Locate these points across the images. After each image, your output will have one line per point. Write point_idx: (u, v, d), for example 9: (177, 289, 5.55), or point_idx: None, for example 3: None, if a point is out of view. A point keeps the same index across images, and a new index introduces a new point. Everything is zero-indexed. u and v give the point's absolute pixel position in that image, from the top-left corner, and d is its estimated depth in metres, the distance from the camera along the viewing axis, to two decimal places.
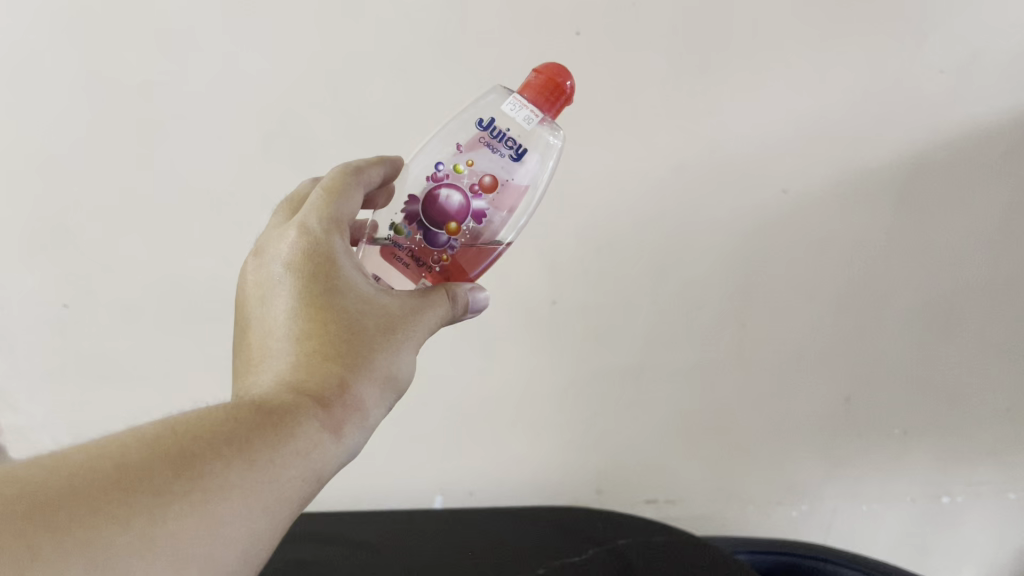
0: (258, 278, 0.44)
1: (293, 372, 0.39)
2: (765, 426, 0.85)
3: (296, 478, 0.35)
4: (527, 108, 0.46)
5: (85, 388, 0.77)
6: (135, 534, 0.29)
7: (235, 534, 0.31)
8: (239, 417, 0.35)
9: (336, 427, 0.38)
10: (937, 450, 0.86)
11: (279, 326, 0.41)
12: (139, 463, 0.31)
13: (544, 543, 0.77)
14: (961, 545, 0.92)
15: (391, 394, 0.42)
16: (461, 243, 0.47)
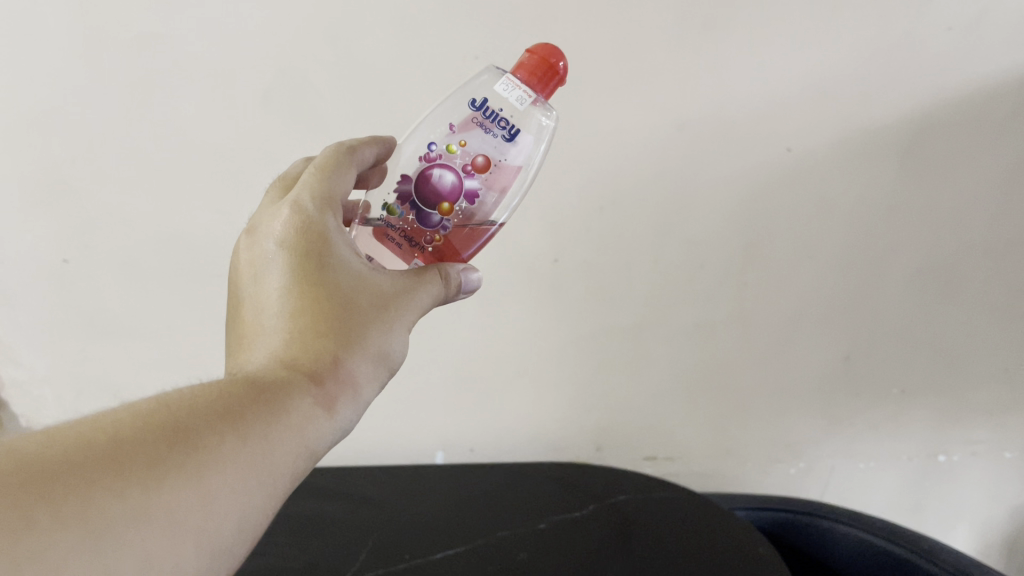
0: (251, 256, 0.43)
1: (286, 348, 0.39)
2: (764, 385, 0.85)
3: (290, 453, 0.35)
4: (521, 89, 0.46)
5: (86, 343, 0.77)
6: (131, 504, 0.28)
7: (230, 510, 0.31)
8: (231, 393, 0.35)
9: (329, 402, 0.38)
10: (935, 409, 0.87)
11: (272, 302, 0.41)
12: (132, 436, 0.30)
13: (545, 498, 0.79)
14: (957, 503, 0.93)
15: (384, 371, 0.42)
16: (454, 223, 0.47)
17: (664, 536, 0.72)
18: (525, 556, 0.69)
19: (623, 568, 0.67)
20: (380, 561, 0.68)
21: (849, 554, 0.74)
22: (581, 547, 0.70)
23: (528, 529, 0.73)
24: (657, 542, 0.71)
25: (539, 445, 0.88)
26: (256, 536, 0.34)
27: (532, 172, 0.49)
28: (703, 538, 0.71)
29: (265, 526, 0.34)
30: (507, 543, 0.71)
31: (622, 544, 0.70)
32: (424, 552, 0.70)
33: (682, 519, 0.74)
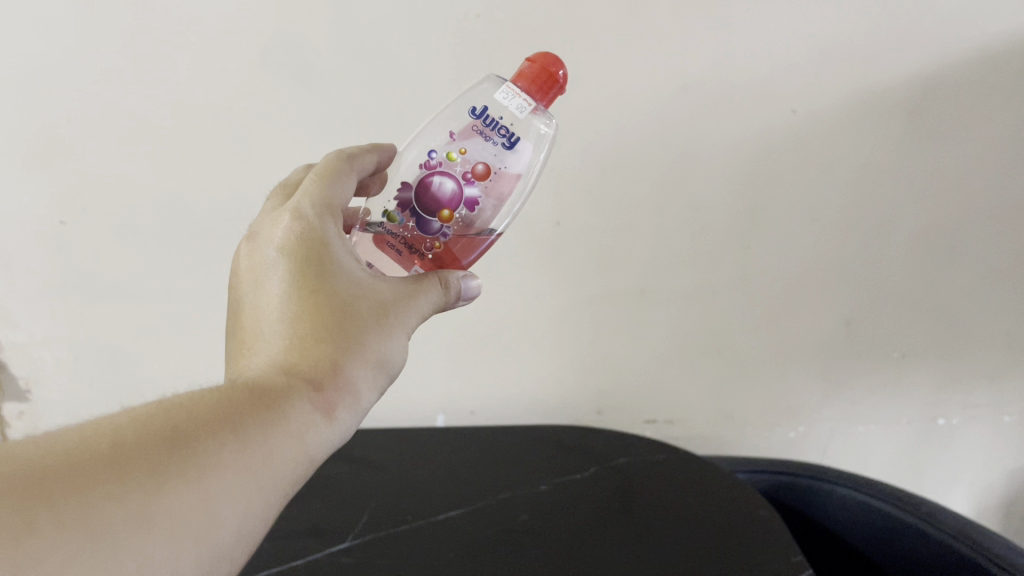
0: (251, 261, 0.43)
1: (285, 353, 0.38)
2: (766, 349, 0.85)
3: (288, 460, 0.35)
4: (521, 97, 0.46)
5: (85, 305, 0.76)
6: (129, 511, 0.29)
7: (229, 516, 0.32)
8: (229, 399, 0.35)
9: (329, 408, 0.38)
10: (936, 373, 0.87)
11: (271, 308, 0.41)
12: (131, 443, 0.30)
13: (546, 460, 0.79)
14: (956, 465, 0.94)
15: (385, 378, 0.42)
16: (454, 230, 0.47)
17: (664, 498, 0.72)
18: (527, 518, 0.69)
19: (624, 530, 0.67)
20: (383, 524, 0.69)
21: (847, 515, 0.75)
22: (583, 509, 0.71)
23: (529, 491, 0.74)
24: (657, 504, 0.71)
25: (540, 408, 0.88)
26: (255, 542, 0.33)
27: (530, 180, 0.49)
28: (703, 500, 0.71)
29: (264, 533, 0.34)
30: (508, 506, 0.71)
31: (623, 506, 0.71)
32: (427, 514, 0.70)
33: (682, 481, 0.75)
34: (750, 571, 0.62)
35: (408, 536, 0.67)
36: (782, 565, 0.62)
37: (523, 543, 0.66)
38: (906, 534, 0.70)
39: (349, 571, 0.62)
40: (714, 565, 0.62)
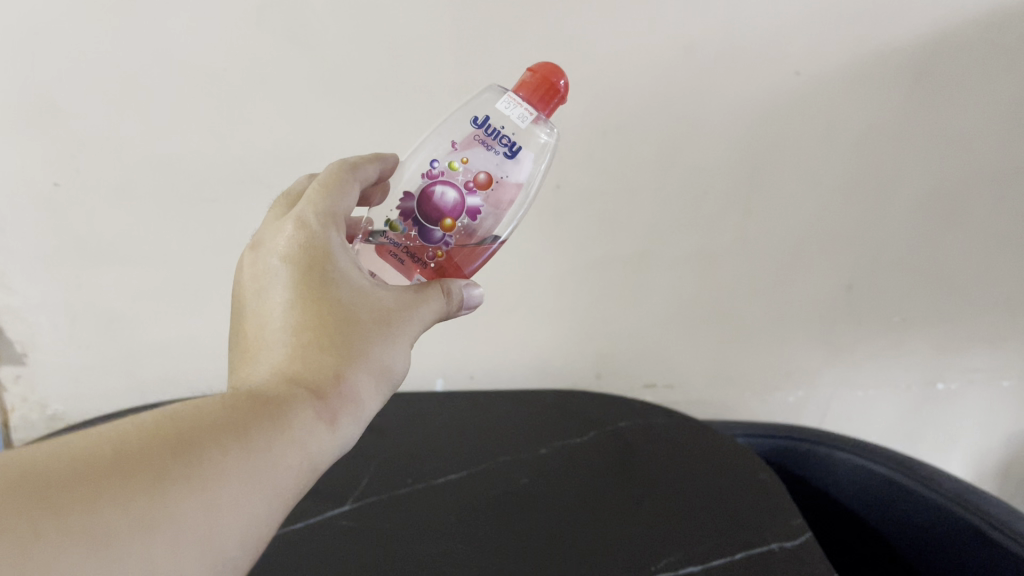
0: (255, 270, 0.44)
1: (290, 363, 0.39)
2: (766, 314, 0.85)
3: (292, 467, 0.35)
4: (522, 107, 0.46)
5: (80, 270, 0.74)
6: (137, 515, 0.29)
7: (234, 523, 0.32)
8: (236, 406, 0.35)
9: (331, 416, 0.38)
10: (935, 338, 0.87)
11: (276, 317, 0.41)
12: (139, 447, 0.31)
13: (546, 424, 0.79)
14: (953, 429, 0.95)
15: (386, 386, 0.43)
16: (456, 239, 0.47)
17: (663, 461, 0.72)
18: (528, 482, 0.69)
19: (624, 494, 0.68)
20: (385, 487, 0.69)
21: (846, 479, 0.75)
22: (583, 472, 0.71)
23: (529, 455, 0.74)
24: (657, 467, 0.71)
25: (540, 373, 0.88)
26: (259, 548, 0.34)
27: (532, 191, 0.50)
28: (703, 464, 0.72)
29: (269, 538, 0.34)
30: (508, 470, 0.71)
31: (623, 469, 0.71)
32: (428, 477, 0.70)
33: (682, 445, 0.75)
34: (750, 533, 0.62)
35: (409, 500, 0.67)
36: (782, 527, 0.63)
37: (525, 506, 0.66)
38: (905, 498, 0.71)
39: (351, 535, 0.62)
40: (714, 527, 0.63)
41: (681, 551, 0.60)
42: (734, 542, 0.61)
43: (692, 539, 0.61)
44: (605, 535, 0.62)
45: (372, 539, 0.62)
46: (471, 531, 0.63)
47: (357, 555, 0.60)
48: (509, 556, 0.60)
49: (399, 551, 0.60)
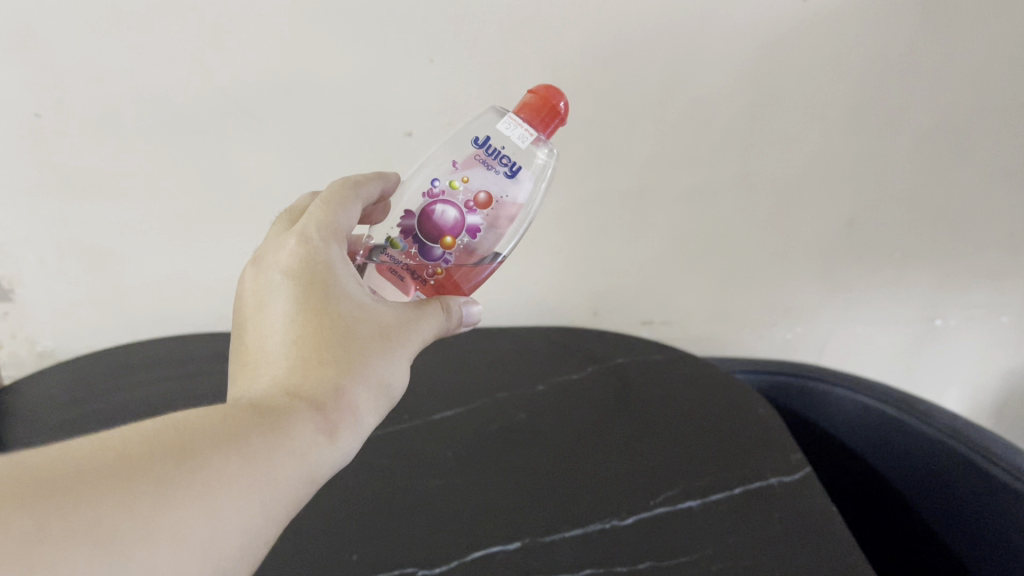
0: (255, 284, 0.42)
1: (289, 377, 0.38)
2: (766, 250, 0.84)
3: (292, 480, 0.34)
4: (522, 127, 0.46)
5: (65, 205, 0.72)
6: (139, 520, 0.27)
7: (234, 534, 0.31)
8: (236, 416, 0.34)
9: (329, 429, 0.37)
10: (935, 273, 0.86)
11: (276, 331, 0.40)
12: (141, 452, 0.29)
13: (543, 361, 0.78)
14: (948, 365, 0.95)
15: (384, 401, 0.42)
16: (456, 257, 0.47)
17: (661, 398, 0.72)
18: (524, 418, 0.69)
19: (622, 430, 0.67)
20: (382, 423, 0.68)
21: (845, 415, 0.75)
22: (581, 409, 0.70)
23: (526, 391, 0.73)
24: (655, 404, 0.71)
25: (537, 310, 0.87)
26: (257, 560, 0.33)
27: (530, 211, 0.50)
28: (701, 400, 0.71)
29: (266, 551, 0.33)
30: (504, 405, 0.71)
31: (621, 406, 0.71)
32: (425, 413, 0.70)
33: (680, 382, 0.74)
34: (749, 469, 0.62)
35: (406, 435, 0.66)
36: (780, 462, 0.63)
37: (522, 442, 0.66)
38: (904, 433, 0.70)
39: (348, 470, 0.62)
40: (713, 464, 0.62)
41: (683, 484, 0.60)
42: (733, 477, 0.61)
43: (691, 475, 0.61)
44: (604, 471, 0.62)
45: (369, 475, 0.61)
46: (469, 467, 0.62)
47: (355, 493, 0.59)
48: (508, 492, 0.60)
49: (397, 488, 0.60)
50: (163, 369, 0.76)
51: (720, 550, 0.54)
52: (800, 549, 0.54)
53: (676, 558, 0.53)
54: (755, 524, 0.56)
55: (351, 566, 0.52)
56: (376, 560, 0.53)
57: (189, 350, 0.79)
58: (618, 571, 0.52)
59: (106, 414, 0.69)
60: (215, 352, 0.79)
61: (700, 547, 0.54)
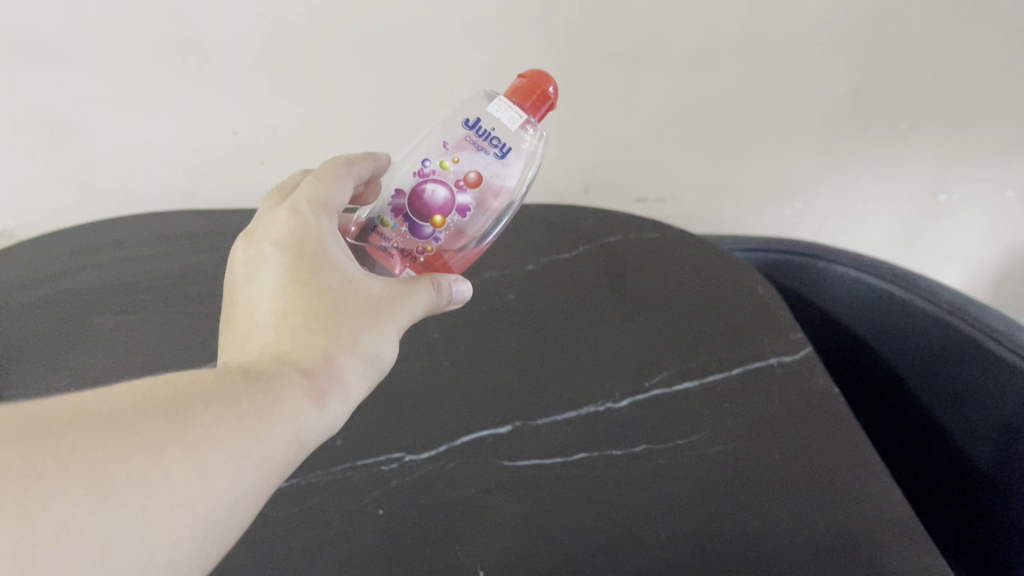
0: (245, 255, 0.41)
1: (278, 343, 0.37)
2: (767, 122, 0.80)
3: (282, 441, 0.33)
4: (512, 109, 0.43)
5: (13, 71, 0.66)
6: (132, 467, 0.27)
7: (226, 488, 0.29)
8: (226, 376, 0.33)
9: (319, 396, 0.35)
10: (941, 144, 0.83)
11: (264, 300, 0.39)
12: (136, 405, 0.29)
13: (534, 238, 0.75)
14: (948, 240, 0.93)
15: (375, 372, 0.40)
16: (446, 236, 0.45)
17: (655, 277, 0.69)
18: (514, 298, 0.66)
19: (616, 309, 0.65)
20: None
21: (843, 294, 0.74)
22: (573, 288, 0.68)
23: (516, 271, 0.70)
24: (650, 283, 0.68)
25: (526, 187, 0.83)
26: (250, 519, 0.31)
27: (520, 194, 0.46)
28: (697, 279, 0.68)
29: (259, 509, 0.31)
30: (494, 286, 0.68)
31: (615, 285, 0.68)
32: None
33: (676, 260, 0.71)
34: (747, 348, 0.60)
35: None
36: (780, 342, 0.60)
37: (514, 323, 0.63)
38: (904, 312, 0.68)
39: None
40: (712, 345, 0.60)
41: (679, 366, 0.58)
42: (730, 358, 0.59)
43: (688, 355, 0.59)
44: (598, 353, 0.60)
45: None
46: (457, 351, 0.60)
47: None
48: (499, 375, 0.57)
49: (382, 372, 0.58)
50: (132, 247, 0.72)
51: (718, 432, 0.52)
52: (801, 429, 0.52)
53: (673, 440, 0.51)
54: (754, 406, 0.54)
55: (336, 454, 0.50)
56: (363, 446, 0.51)
57: (159, 226, 0.75)
58: (613, 454, 0.50)
59: (74, 297, 0.65)
60: (187, 228, 0.74)
61: (698, 428, 0.52)
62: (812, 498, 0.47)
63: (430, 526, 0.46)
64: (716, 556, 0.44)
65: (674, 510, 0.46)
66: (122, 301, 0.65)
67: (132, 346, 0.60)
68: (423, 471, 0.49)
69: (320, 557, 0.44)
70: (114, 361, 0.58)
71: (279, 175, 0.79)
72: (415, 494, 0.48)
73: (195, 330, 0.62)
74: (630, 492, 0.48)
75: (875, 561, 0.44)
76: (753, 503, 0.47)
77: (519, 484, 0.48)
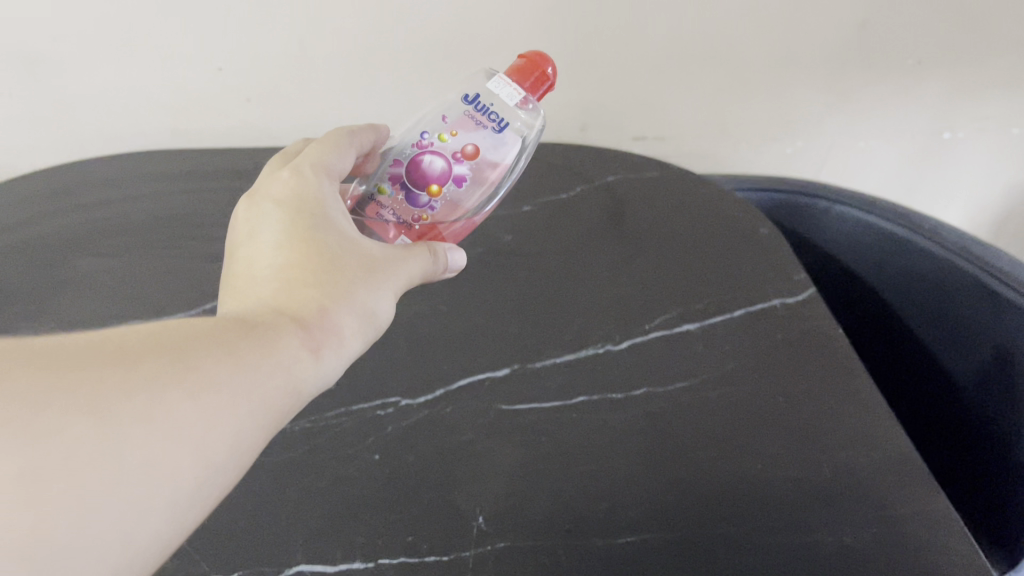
0: (245, 213, 0.40)
1: (273, 294, 0.35)
2: (769, 57, 0.77)
3: (280, 388, 0.32)
4: (511, 86, 0.44)
5: None
6: (133, 402, 0.27)
7: (226, 429, 0.29)
8: (224, 323, 0.32)
9: (314, 346, 0.34)
10: (947, 81, 0.81)
11: (263, 254, 0.37)
12: (138, 344, 0.29)
13: (531, 177, 0.73)
14: (952, 177, 0.92)
15: (370, 331, 0.38)
16: (442, 206, 0.44)
17: (656, 217, 0.67)
18: (510, 239, 0.65)
19: (615, 251, 0.63)
20: None
21: (846, 234, 0.72)
22: (572, 229, 0.66)
23: (513, 212, 0.68)
24: (650, 223, 0.67)
25: None
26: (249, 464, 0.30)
27: (515, 174, 0.47)
28: (698, 219, 0.67)
29: (259, 454, 0.31)
30: (490, 226, 0.66)
31: (614, 226, 0.66)
32: None
33: (676, 200, 0.70)
34: (749, 289, 0.59)
35: None
36: (783, 283, 0.59)
37: (511, 265, 0.62)
38: (909, 253, 0.67)
39: None
40: (713, 285, 0.59)
41: (680, 307, 0.57)
42: (732, 299, 0.58)
43: (689, 297, 0.58)
44: (598, 295, 0.58)
45: None
46: (454, 293, 0.59)
47: None
48: (497, 317, 0.56)
49: None
50: (118, 188, 0.70)
51: (721, 375, 0.51)
52: (805, 372, 0.51)
53: (675, 384, 0.50)
54: (757, 347, 0.53)
55: (331, 398, 0.49)
56: (358, 391, 0.50)
57: (146, 165, 0.72)
58: (614, 397, 0.49)
59: (59, 240, 0.64)
60: (174, 168, 0.72)
61: (700, 371, 0.51)
62: (817, 439, 0.47)
63: (428, 471, 0.45)
64: (719, 499, 0.43)
65: (676, 454, 0.46)
66: (109, 243, 0.63)
67: (119, 290, 0.58)
68: (420, 415, 0.48)
69: (318, 503, 0.43)
70: (102, 305, 0.57)
71: (267, 113, 0.77)
72: (412, 439, 0.47)
73: (185, 273, 0.60)
74: (632, 436, 0.47)
75: (880, 504, 0.43)
76: (758, 445, 0.46)
77: (518, 429, 0.47)
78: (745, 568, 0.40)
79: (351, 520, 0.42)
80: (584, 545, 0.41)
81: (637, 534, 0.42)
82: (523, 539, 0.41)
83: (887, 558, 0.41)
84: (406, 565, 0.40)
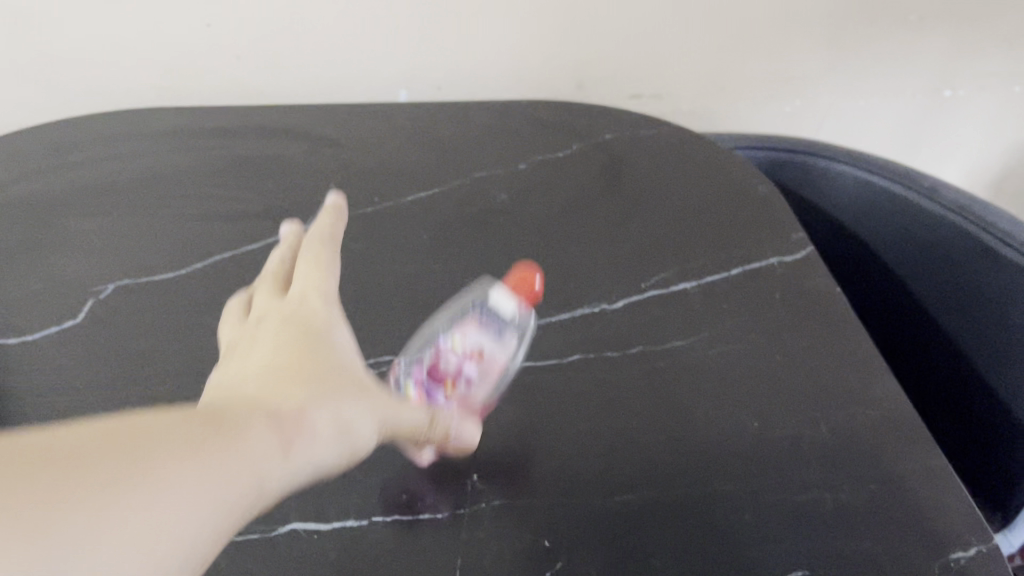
0: (248, 334, 0.35)
1: (255, 386, 0.30)
2: (770, 13, 0.76)
3: (242, 489, 0.25)
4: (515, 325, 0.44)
5: None
6: (70, 508, 0.21)
7: (187, 525, 0.23)
8: (177, 410, 0.26)
9: (286, 444, 0.28)
10: (950, 37, 0.80)
11: (254, 358, 0.33)
12: (72, 435, 0.22)
13: (525, 135, 0.71)
14: (951, 137, 0.91)
15: (348, 447, 0.31)
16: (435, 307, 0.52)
17: (653, 176, 0.66)
18: (505, 199, 0.63)
19: (611, 210, 0.62)
20: (348, 206, 0.62)
21: (844, 192, 0.71)
22: (567, 188, 0.65)
23: (507, 170, 0.67)
24: (646, 182, 0.66)
25: (516, 83, 0.80)
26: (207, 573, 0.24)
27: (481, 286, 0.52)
28: (696, 179, 0.66)
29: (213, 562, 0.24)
30: (484, 184, 0.65)
31: (610, 185, 0.65)
32: (396, 195, 0.64)
33: (673, 158, 0.69)
34: (748, 248, 0.58)
35: (376, 218, 0.61)
36: (780, 241, 0.59)
37: (506, 225, 0.61)
38: (908, 212, 0.66)
39: None
40: (710, 245, 0.58)
41: (677, 267, 0.56)
42: (729, 258, 0.57)
43: (686, 256, 0.57)
44: (593, 254, 0.58)
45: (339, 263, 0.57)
46: (448, 252, 0.58)
47: None
48: (491, 277, 0.56)
49: (369, 275, 0.55)
50: (104, 147, 0.68)
51: (717, 334, 0.51)
52: (803, 330, 0.51)
53: (670, 342, 0.50)
54: (755, 307, 0.53)
55: None
56: None
57: (133, 124, 0.71)
58: (611, 357, 0.49)
59: (45, 200, 0.62)
60: (162, 126, 0.71)
61: (696, 329, 0.51)
62: (816, 398, 0.46)
63: None
64: (718, 457, 0.43)
65: (672, 413, 0.45)
66: (97, 204, 0.62)
67: (104, 252, 0.57)
68: None
69: None
70: (89, 266, 0.56)
71: (256, 70, 0.75)
72: None
73: (174, 233, 0.59)
74: (627, 394, 0.46)
75: (879, 462, 0.43)
76: (757, 404, 0.46)
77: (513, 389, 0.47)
78: (742, 524, 0.40)
79: (344, 478, 0.42)
80: (580, 503, 0.41)
81: (633, 492, 0.41)
82: (521, 498, 0.41)
83: (885, 514, 0.40)
84: (402, 522, 0.40)
